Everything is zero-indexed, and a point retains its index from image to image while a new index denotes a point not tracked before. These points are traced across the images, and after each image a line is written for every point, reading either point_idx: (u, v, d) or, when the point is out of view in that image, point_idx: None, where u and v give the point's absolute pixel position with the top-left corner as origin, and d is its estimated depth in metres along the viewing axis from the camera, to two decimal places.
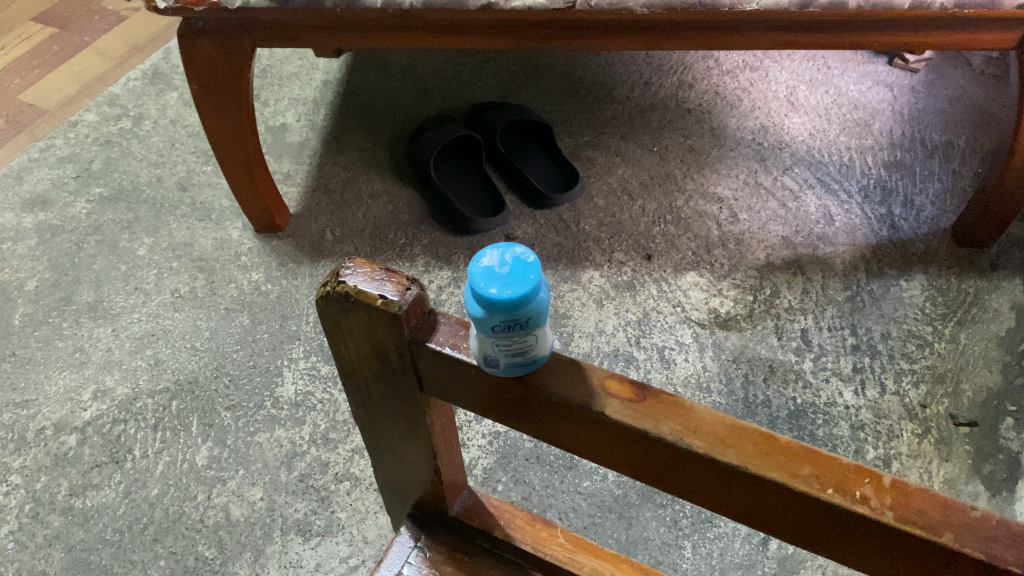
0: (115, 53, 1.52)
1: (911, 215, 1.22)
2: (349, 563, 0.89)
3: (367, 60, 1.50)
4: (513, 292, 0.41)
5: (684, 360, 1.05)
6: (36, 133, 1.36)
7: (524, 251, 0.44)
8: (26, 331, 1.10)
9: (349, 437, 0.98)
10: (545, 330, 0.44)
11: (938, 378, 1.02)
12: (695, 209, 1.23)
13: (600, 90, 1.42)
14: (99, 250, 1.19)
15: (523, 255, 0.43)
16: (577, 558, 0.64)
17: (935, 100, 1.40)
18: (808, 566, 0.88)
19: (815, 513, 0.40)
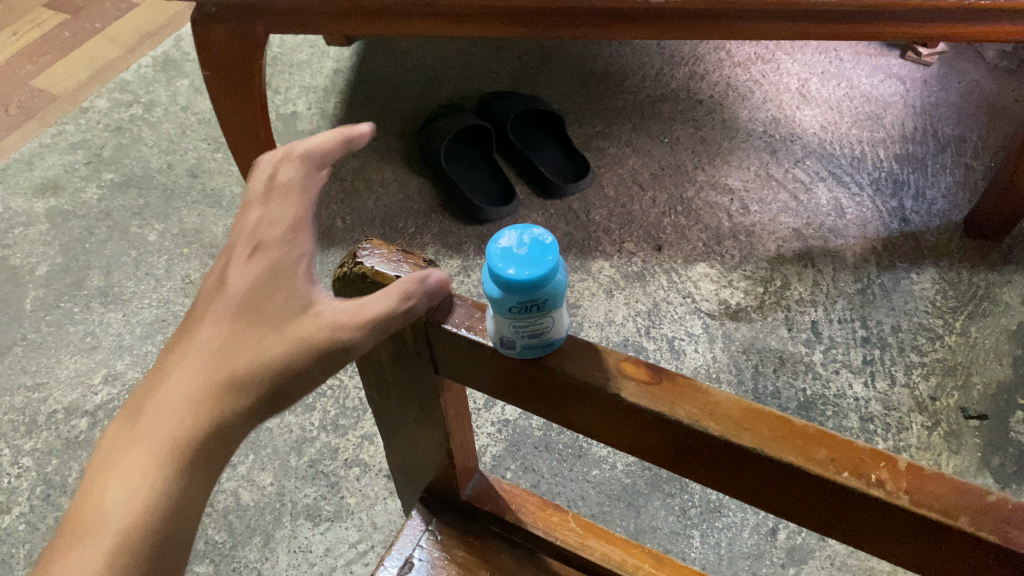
0: (126, 39, 1.52)
1: (923, 208, 1.22)
2: (358, 548, 0.89)
3: (378, 48, 1.50)
4: (531, 273, 0.42)
5: (693, 350, 1.05)
6: (47, 118, 1.37)
7: (542, 232, 0.44)
8: (37, 315, 1.10)
9: (359, 423, 0.99)
10: (561, 312, 0.44)
11: (948, 371, 1.02)
12: (706, 200, 1.23)
13: (612, 80, 1.42)
14: (110, 236, 1.20)
15: (541, 237, 0.44)
16: (588, 544, 0.64)
17: (948, 93, 1.40)
18: (816, 556, 0.88)
19: (830, 496, 0.40)
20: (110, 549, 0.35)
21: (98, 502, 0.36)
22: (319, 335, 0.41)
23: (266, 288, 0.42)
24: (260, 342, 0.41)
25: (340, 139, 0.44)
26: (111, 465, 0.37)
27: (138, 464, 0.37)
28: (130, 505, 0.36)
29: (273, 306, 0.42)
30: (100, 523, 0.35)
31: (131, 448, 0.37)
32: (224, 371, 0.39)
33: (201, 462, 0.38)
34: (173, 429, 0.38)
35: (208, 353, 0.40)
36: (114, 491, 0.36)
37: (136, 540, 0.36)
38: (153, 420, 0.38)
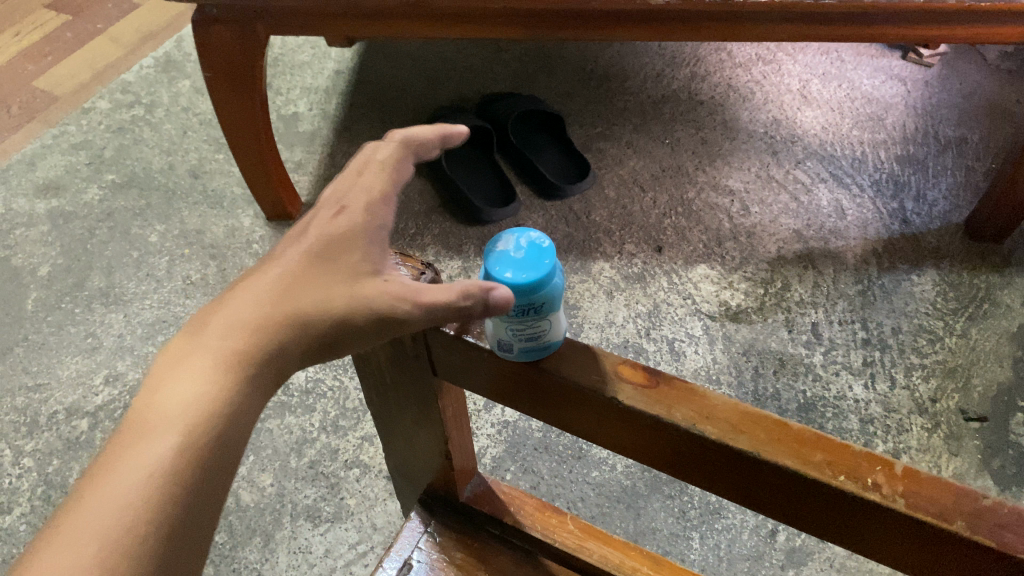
0: (128, 40, 1.52)
1: (923, 209, 1.22)
2: (358, 549, 0.89)
3: (380, 49, 1.50)
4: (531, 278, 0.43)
5: (694, 352, 1.05)
6: (48, 119, 1.37)
7: (539, 236, 0.45)
8: (38, 316, 1.10)
9: (359, 424, 0.99)
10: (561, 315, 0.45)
11: (949, 373, 1.02)
12: (707, 201, 1.23)
13: (612, 81, 1.42)
14: (111, 237, 1.20)
15: (538, 240, 0.44)
16: (587, 546, 0.64)
17: (949, 95, 1.39)
18: (815, 558, 0.88)
19: (826, 499, 0.40)
20: (169, 441, 0.37)
21: (159, 400, 0.39)
22: (376, 298, 0.43)
23: (338, 244, 0.45)
24: (324, 288, 0.43)
25: (437, 134, 0.47)
26: (174, 370, 0.40)
27: (199, 372, 0.39)
28: (190, 406, 0.38)
29: (341, 258, 0.44)
30: (162, 418, 0.38)
31: (192, 358, 0.40)
32: (286, 304, 0.42)
33: (254, 379, 0.41)
34: (234, 346, 0.41)
35: (273, 288, 0.43)
36: (177, 387, 0.39)
37: (194, 437, 0.38)
38: (216, 337, 0.41)
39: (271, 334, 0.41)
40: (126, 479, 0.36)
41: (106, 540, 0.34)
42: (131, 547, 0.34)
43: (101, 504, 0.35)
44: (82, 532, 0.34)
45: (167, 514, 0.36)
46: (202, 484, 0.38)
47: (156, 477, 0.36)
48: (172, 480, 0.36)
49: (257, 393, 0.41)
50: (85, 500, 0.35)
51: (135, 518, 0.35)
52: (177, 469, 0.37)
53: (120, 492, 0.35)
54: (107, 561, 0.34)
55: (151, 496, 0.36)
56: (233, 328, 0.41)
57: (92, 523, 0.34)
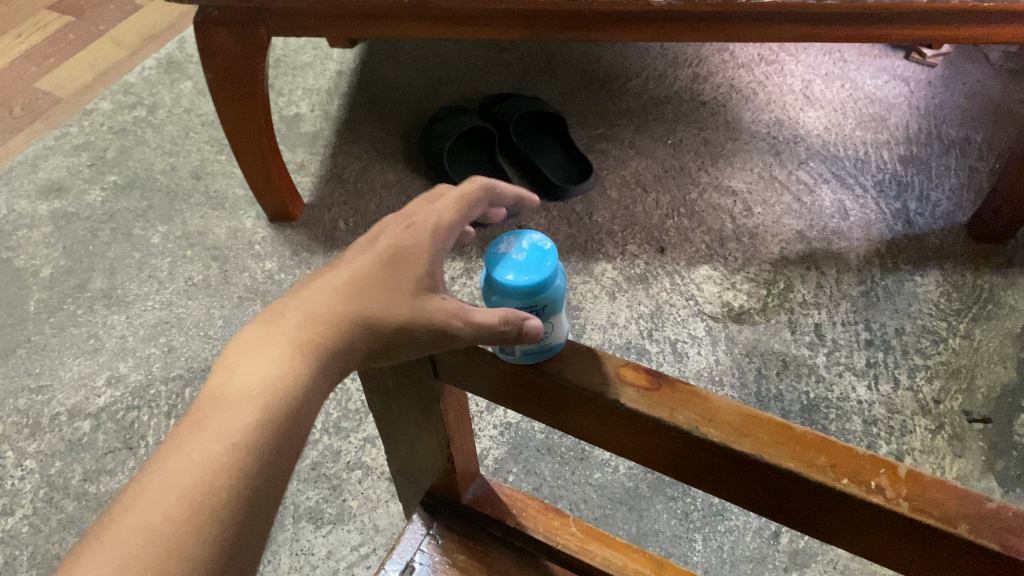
0: (130, 41, 1.52)
1: (927, 210, 1.21)
2: (360, 551, 0.89)
3: (382, 51, 1.50)
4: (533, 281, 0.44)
5: (696, 353, 1.05)
6: (51, 120, 1.37)
7: (541, 238, 0.46)
8: (41, 317, 1.10)
9: (361, 426, 0.99)
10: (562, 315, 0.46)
11: (952, 374, 1.02)
12: (710, 202, 1.23)
13: (615, 82, 1.42)
14: (113, 238, 1.20)
15: (539, 242, 0.46)
16: (589, 548, 0.64)
17: (952, 95, 1.39)
18: (819, 559, 0.88)
19: (830, 502, 0.39)
20: (241, 422, 0.38)
21: (234, 380, 0.39)
22: (435, 315, 0.44)
23: (403, 256, 0.45)
24: (389, 296, 0.44)
25: (516, 193, 0.49)
26: (248, 354, 0.40)
27: (271, 357, 0.40)
28: (262, 389, 0.39)
29: (405, 268, 0.45)
30: (235, 399, 0.39)
31: (266, 344, 0.41)
32: (355, 303, 0.43)
33: (323, 371, 0.41)
34: (305, 337, 0.41)
35: (343, 284, 0.44)
36: (248, 375, 0.40)
37: (264, 420, 0.38)
38: (288, 327, 0.42)
39: (338, 328, 0.42)
40: (199, 452, 0.37)
41: (177, 511, 0.35)
42: (199, 520, 0.35)
43: (176, 474, 0.36)
44: (156, 500, 0.35)
45: (235, 490, 0.37)
46: (270, 466, 0.38)
47: (227, 453, 0.37)
48: (242, 458, 0.37)
49: (324, 385, 0.41)
50: (162, 470, 0.36)
51: (205, 490, 0.36)
52: (246, 449, 0.37)
53: (194, 464, 0.36)
54: (179, 530, 0.35)
55: (221, 473, 0.36)
56: (304, 320, 0.42)
57: (166, 492, 0.36)
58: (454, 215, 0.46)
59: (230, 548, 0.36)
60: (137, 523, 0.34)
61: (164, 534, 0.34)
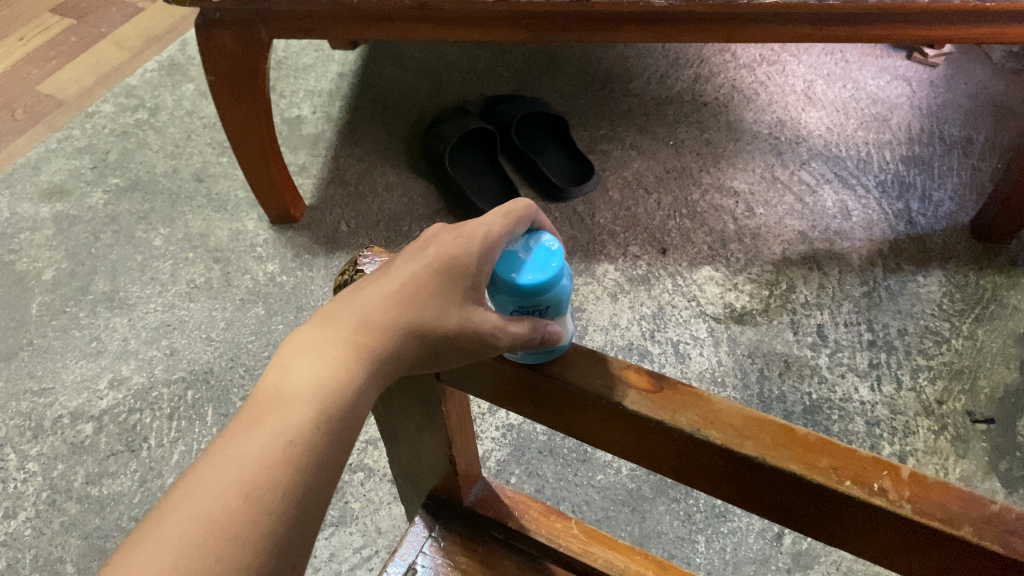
0: (132, 44, 1.52)
1: (929, 210, 1.21)
2: (363, 553, 0.89)
3: (383, 53, 1.50)
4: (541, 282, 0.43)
5: (699, 354, 1.05)
6: (53, 123, 1.37)
7: (550, 239, 0.45)
8: (43, 320, 1.10)
9: (363, 428, 0.99)
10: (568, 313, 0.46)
11: (955, 375, 1.01)
12: (712, 203, 1.23)
13: (616, 83, 1.42)
14: (115, 240, 1.20)
15: (548, 243, 0.45)
16: (591, 550, 0.64)
17: (954, 95, 1.39)
18: (822, 561, 0.87)
19: (834, 505, 0.39)
20: (296, 423, 0.36)
21: (288, 380, 0.37)
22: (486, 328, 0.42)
23: (453, 268, 0.42)
24: (440, 306, 0.41)
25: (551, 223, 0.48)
26: (301, 353, 0.39)
27: (326, 357, 0.38)
28: (317, 389, 0.37)
29: (456, 279, 0.42)
30: (290, 399, 0.37)
31: (322, 343, 0.39)
32: (410, 308, 0.41)
33: (378, 376, 0.39)
34: (361, 339, 0.39)
35: (397, 288, 0.41)
36: (302, 375, 0.38)
37: (319, 422, 0.36)
38: (342, 328, 0.39)
39: (391, 333, 0.40)
40: (250, 453, 0.35)
41: (230, 512, 0.33)
42: (251, 521, 0.33)
43: (229, 475, 0.34)
44: (209, 501, 0.33)
45: (289, 495, 0.34)
46: (323, 471, 0.36)
47: (282, 455, 0.35)
48: (296, 461, 0.35)
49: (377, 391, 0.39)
50: (214, 471, 0.34)
51: (259, 491, 0.34)
52: (299, 453, 0.35)
53: (248, 465, 0.34)
54: (230, 532, 0.33)
55: (271, 475, 0.34)
56: (358, 321, 0.40)
57: (218, 492, 0.34)
58: (506, 228, 0.44)
59: (281, 555, 0.34)
60: (188, 524, 0.33)
61: (217, 537, 0.32)
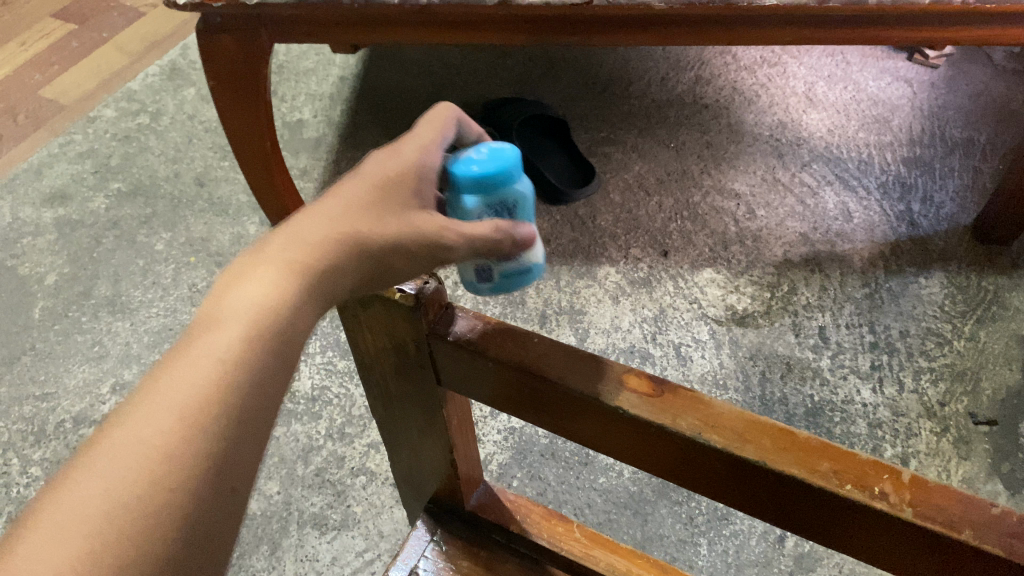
0: (133, 48, 1.53)
1: (930, 211, 1.21)
2: (365, 557, 0.89)
3: (384, 56, 1.50)
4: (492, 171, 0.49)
5: (700, 357, 1.05)
6: (55, 128, 1.37)
7: (499, 141, 0.52)
8: (45, 324, 1.11)
9: (365, 431, 0.99)
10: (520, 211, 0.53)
11: (957, 376, 1.01)
12: (713, 205, 1.23)
13: (617, 85, 1.42)
14: (118, 244, 1.21)
15: (497, 143, 0.51)
16: (592, 553, 0.64)
17: (955, 96, 1.39)
18: (824, 564, 0.87)
19: (836, 509, 0.39)
20: (240, 338, 0.35)
21: (223, 299, 0.36)
22: (430, 233, 0.45)
23: (387, 177, 0.45)
24: (380, 218, 0.43)
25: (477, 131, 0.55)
26: (239, 278, 0.37)
27: (266, 277, 0.37)
28: (260, 305, 0.36)
29: (392, 189, 0.45)
30: (230, 316, 0.35)
31: (260, 264, 0.38)
32: (352, 224, 0.42)
33: (320, 291, 0.39)
34: (300, 254, 0.39)
35: (340, 207, 0.42)
36: (243, 296, 0.36)
37: (262, 340, 0.35)
38: (280, 249, 0.39)
39: (334, 247, 0.40)
40: (193, 374, 0.33)
41: (179, 428, 0.31)
42: (202, 438, 0.31)
43: (172, 392, 0.32)
44: (153, 417, 0.31)
45: (237, 409, 0.33)
46: (271, 389, 0.35)
47: (225, 373, 0.33)
48: (244, 378, 0.34)
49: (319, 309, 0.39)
50: (152, 391, 0.32)
51: (208, 407, 0.32)
52: (244, 368, 0.34)
53: (191, 381, 0.33)
54: (183, 448, 0.31)
55: (219, 393, 0.33)
56: (299, 239, 0.39)
57: (162, 409, 0.32)
58: (435, 138, 0.50)
59: (236, 473, 0.32)
60: (133, 443, 0.30)
61: (169, 453, 0.30)
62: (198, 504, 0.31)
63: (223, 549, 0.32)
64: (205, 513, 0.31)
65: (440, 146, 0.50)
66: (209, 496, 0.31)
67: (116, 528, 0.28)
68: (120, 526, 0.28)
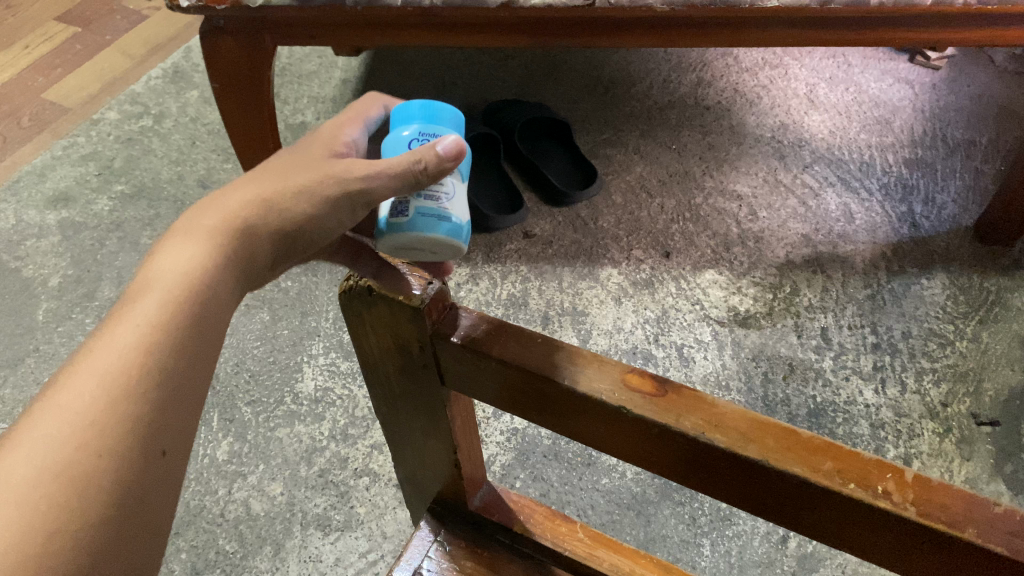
0: (136, 51, 1.53)
1: (932, 212, 1.21)
2: (368, 558, 0.89)
3: (387, 59, 1.51)
4: (421, 111, 0.51)
5: (703, 358, 1.05)
6: (59, 131, 1.38)
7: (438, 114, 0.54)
8: (49, 326, 1.11)
9: (368, 433, 0.99)
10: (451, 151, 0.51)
11: (960, 377, 1.02)
12: (715, 206, 1.23)
13: (619, 87, 1.42)
14: (121, 247, 1.21)
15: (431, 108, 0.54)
16: (597, 554, 0.64)
17: (957, 97, 1.39)
18: (828, 564, 0.87)
19: (839, 508, 0.39)
20: (158, 314, 0.40)
21: (149, 274, 0.42)
22: (337, 175, 0.47)
23: (301, 151, 0.50)
24: (283, 181, 0.47)
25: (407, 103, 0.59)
26: (162, 253, 0.43)
27: (187, 248, 0.43)
28: (177, 282, 0.41)
29: (302, 159, 0.49)
30: (150, 295, 0.40)
31: (177, 241, 0.44)
32: (263, 189, 0.47)
33: (241, 245, 0.45)
34: (212, 233, 0.44)
35: (254, 179, 0.48)
36: (166, 267, 0.42)
37: (184, 302, 0.41)
38: (195, 233, 0.44)
39: (244, 219, 0.45)
40: (122, 338, 0.38)
41: (106, 397, 0.36)
42: (129, 403, 0.36)
43: (99, 365, 0.37)
44: (83, 390, 0.36)
45: (161, 377, 0.38)
46: (194, 358, 0.40)
47: (152, 332, 0.39)
48: (164, 349, 0.39)
49: (234, 283, 0.44)
50: (81, 367, 0.37)
51: (133, 376, 0.37)
52: (168, 326, 0.40)
53: (119, 345, 0.38)
54: (110, 415, 0.36)
55: (146, 352, 0.38)
56: (212, 218, 0.45)
57: (91, 374, 0.37)
58: (354, 116, 0.54)
59: (166, 434, 0.37)
60: (66, 412, 0.35)
61: (99, 419, 0.35)
62: (131, 462, 0.35)
63: (166, 495, 0.37)
64: (141, 470, 0.35)
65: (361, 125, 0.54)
66: (142, 455, 0.36)
67: (57, 486, 0.33)
68: (59, 484, 0.33)
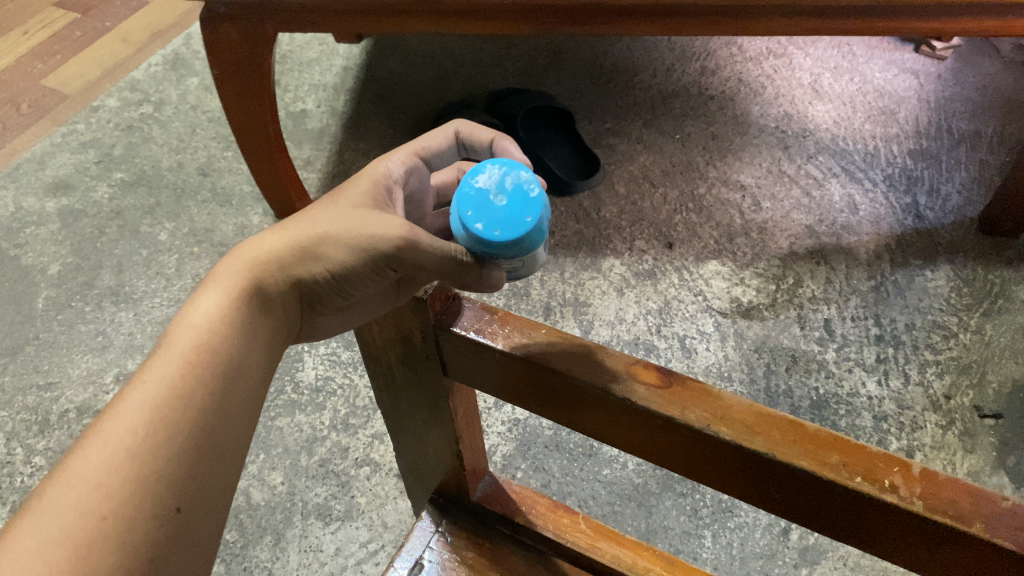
0: (137, 38, 1.52)
1: (937, 204, 1.21)
2: (369, 548, 0.89)
3: (388, 47, 1.50)
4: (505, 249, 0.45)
5: (705, 349, 1.04)
6: (58, 118, 1.37)
7: (526, 181, 0.45)
8: (49, 314, 1.11)
9: (368, 422, 0.99)
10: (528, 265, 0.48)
11: (963, 369, 1.01)
12: (718, 196, 1.22)
13: (622, 76, 1.41)
14: (121, 235, 1.20)
15: (527, 189, 0.45)
16: (599, 545, 0.63)
17: (962, 88, 1.38)
18: (829, 556, 0.87)
19: (846, 501, 0.39)
20: (175, 371, 0.40)
21: (173, 333, 0.43)
22: (364, 240, 0.47)
23: (346, 188, 0.51)
24: (312, 227, 0.48)
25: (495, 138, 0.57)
26: (187, 307, 0.44)
27: (212, 302, 0.44)
28: (196, 339, 0.42)
29: (359, 199, 0.50)
30: (170, 354, 0.41)
31: (200, 296, 0.45)
32: (288, 240, 0.48)
33: (257, 296, 0.46)
34: (234, 282, 0.45)
35: (286, 225, 0.49)
36: (189, 324, 0.43)
37: (202, 359, 0.42)
38: (219, 280, 0.45)
39: (261, 270, 0.47)
40: (139, 398, 0.39)
41: (120, 459, 0.36)
42: (143, 465, 0.37)
43: (114, 426, 0.37)
44: (97, 454, 0.36)
45: (180, 435, 0.38)
46: (213, 414, 0.40)
47: (170, 391, 0.40)
48: (180, 405, 0.39)
49: (260, 330, 0.45)
50: (98, 429, 0.38)
51: (148, 436, 0.37)
52: (186, 384, 0.40)
53: (137, 404, 0.39)
54: (124, 477, 0.36)
55: (163, 411, 0.39)
56: (243, 261, 0.47)
57: (104, 436, 0.37)
58: (416, 144, 0.57)
59: (186, 492, 0.38)
60: (79, 479, 0.35)
61: (112, 483, 0.36)
62: (142, 525, 0.35)
63: (186, 553, 0.37)
64: (157, 532, 0.36)
65: (419, 158, 0.56)
66: (157, 517, 0.36)
67: (66, 556, 0.33)
68: (68, 553, 0.33)
